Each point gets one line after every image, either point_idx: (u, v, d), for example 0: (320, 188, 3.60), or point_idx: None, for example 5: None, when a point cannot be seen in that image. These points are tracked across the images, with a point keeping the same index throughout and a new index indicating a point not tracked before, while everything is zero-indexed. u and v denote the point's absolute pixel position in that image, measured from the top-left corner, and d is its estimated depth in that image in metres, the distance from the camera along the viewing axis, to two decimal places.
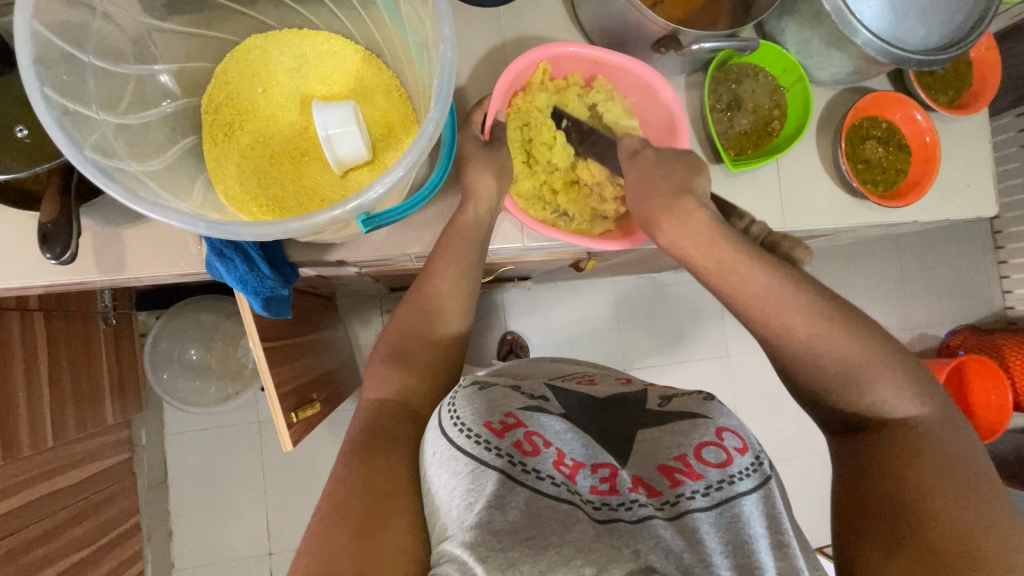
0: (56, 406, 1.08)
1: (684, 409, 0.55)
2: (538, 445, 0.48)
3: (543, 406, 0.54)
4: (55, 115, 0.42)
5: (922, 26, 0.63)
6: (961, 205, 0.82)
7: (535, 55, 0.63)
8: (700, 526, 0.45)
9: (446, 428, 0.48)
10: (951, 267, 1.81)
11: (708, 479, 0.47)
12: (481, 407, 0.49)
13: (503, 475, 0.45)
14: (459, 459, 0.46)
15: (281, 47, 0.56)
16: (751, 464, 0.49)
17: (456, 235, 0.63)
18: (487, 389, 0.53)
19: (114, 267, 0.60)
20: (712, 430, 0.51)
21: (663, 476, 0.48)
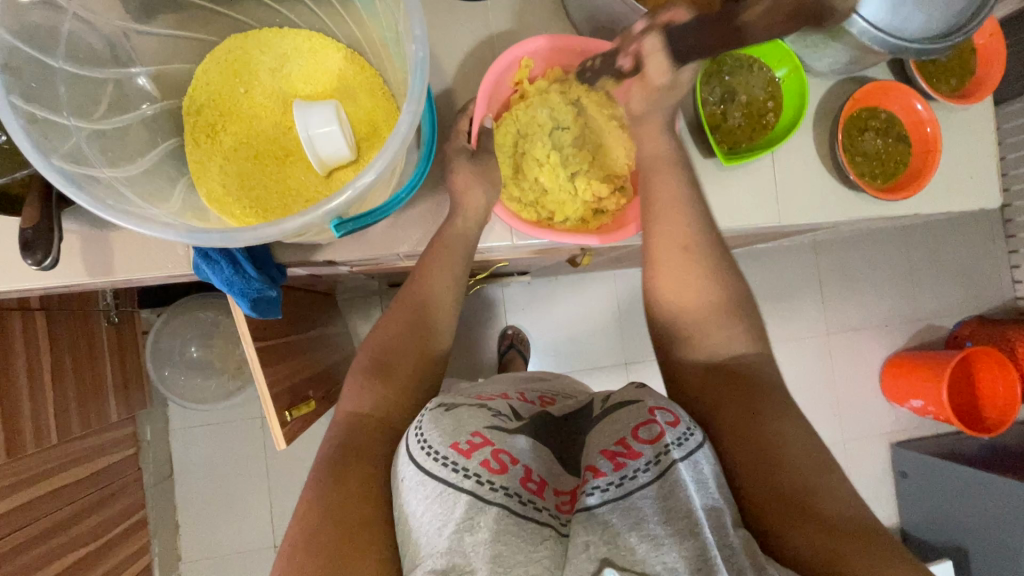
0: (60, 405, 1.09)
1: (623, 396, 0.56)
2: (505, 462, 0.47)
3: (509, 422, 0.52)
4: (22, 124, 0.41)
5: (920, 13, 0.61)
6: (964, 196, 0.80)
7: (513, 53, 0.62)
8: (642, 504, 0.46)
9: (413, 453, 0.48)
10: (959, 257, 1.78)
11: (646, 456, 0.48)
12: (447, 428, 0.48)
13: (472, 496, 0.45)
14: (428, 483, 0.46)
15: (262, 46, 0.55)
16: (688, 430, 0.50)
17: (443, 247, 0.63)
18: (453, 410, 0.51)
19: (102, 271, 0.60)
20: (647, 409, 0.51)
21: (606, 461, 0.48)
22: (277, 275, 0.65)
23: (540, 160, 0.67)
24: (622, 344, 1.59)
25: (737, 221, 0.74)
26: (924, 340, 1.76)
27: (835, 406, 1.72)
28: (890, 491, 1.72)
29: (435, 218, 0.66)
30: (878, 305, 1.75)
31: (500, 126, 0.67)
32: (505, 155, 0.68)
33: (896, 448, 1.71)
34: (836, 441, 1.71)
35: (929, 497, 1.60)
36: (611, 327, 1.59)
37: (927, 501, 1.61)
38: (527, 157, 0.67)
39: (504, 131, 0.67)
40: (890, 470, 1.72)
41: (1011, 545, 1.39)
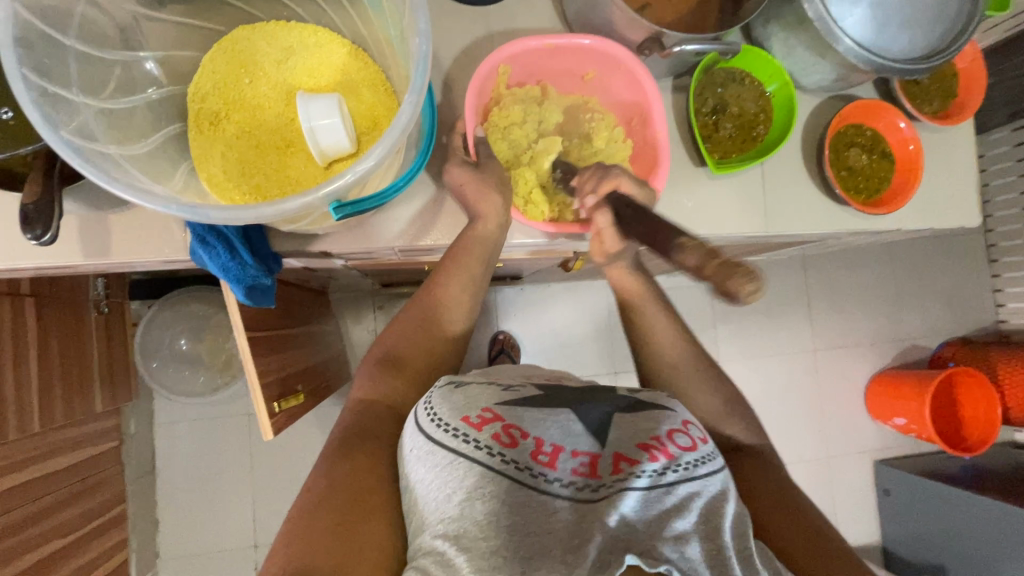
0: (45, 393, 1.08)
1: (652, 400, 0.58)
2: (516, 437, 0.48)
3: (518, 397, 0.53)
4: (32, 96, 0.42)
5: (904, 35, 0.64)
6: (946, 214, 0.83)
7: (492, 60, 0.64)
8: (667, 497, 0.47)
9: (422, 423, 0.49)
10: (944, 279, 1.82)
11: (679, 458, 0.50)
12: (458, 402, 0.50)
13: (484, 467, 0.45)
14: (438, 452, 0.47)
15: (268, 38, 0.56)
16: (712, 452, 0.52)
17: (468, 247, 0.65)
18: (463, 386, 0.53)
19: (99, 252, 0.61)
20: (679, 420, 0.54)
21: (639, 451, 0.50)
22: (273, 264, 0.66)
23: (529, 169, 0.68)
24: (611, 352, 1.60)
25: (724, 229, 0.76)
26: (908, 359, 1.79)
27: (820, 421, 1.74)
28: (873, 508, 1.73)
29: (445, 214, 0.68)
30: (864, 324, 1.78)
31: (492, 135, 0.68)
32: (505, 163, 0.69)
33: (879, 465, 1.73)
34: (821, 457, 1.73)
35: (910, 515, 1.62)
36: (602, 336, 1.60)
37: (909, 519, 1.63)
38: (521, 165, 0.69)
39: (495, 141, 0.68)
40: (873, 487, 1.74)
41: (987, 563, 1.41)
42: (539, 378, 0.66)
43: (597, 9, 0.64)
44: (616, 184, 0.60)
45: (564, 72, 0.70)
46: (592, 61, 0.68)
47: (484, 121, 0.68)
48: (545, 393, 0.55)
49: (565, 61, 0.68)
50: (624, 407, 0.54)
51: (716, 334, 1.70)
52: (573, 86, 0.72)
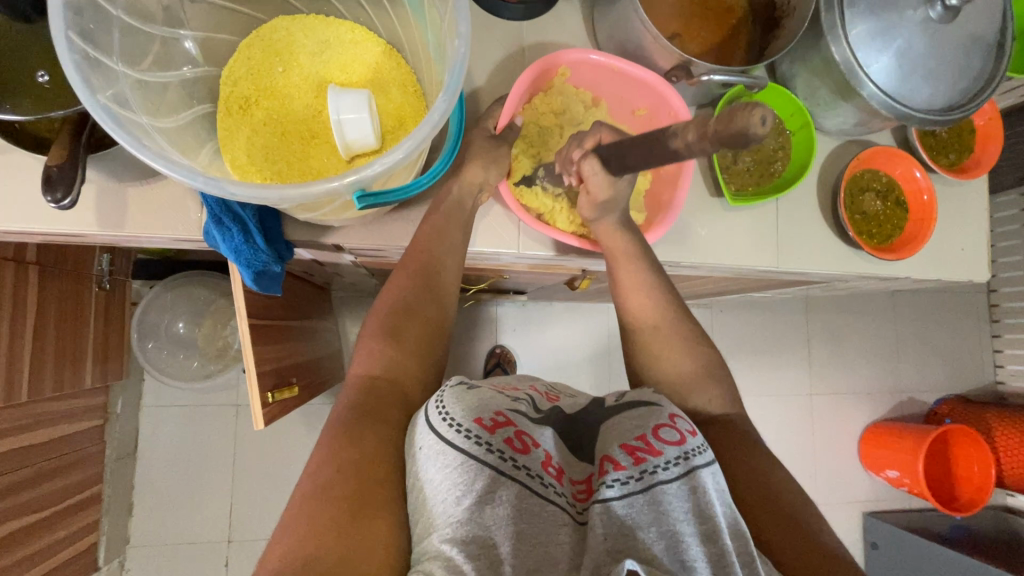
0: (36, 364, 1.07)
1: (643, 398, 0.59)
2: (528, 444, 0.48)
3: (526, 410, 0.53)
4: (75, 59, 0.43)
5: (927, 86, 0.65)
6: (955, 266, 0.83)
7: (554, 59, 0.66)
8: (664, 499, 0.47)
9: (433, 423, 0.47)
10: (946, 335, 1.82)
11: (666, 455, 0.50)
12: (471, 404, 0.49)
13: (496, 472, 0.45)
14: (449, 453, 0.45)
15: (305, 31, 0.57)
16: (702, 444, 0.53)
17: (449, 211, 0.65)
18: (474, 389, 0.52)
19: (113, 223, 0.61)
20: (664, 416, 0.55)
21: (626, 455, 0.50)
22: (284, 251, 0.66)
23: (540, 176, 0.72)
24: (607, 376, 1.59)
25: (734, 261, 0.76)
26: (904, 412, 1.78)
27: (811, 466, 1.72)
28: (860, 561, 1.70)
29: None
30: (862, 371, 1.77)
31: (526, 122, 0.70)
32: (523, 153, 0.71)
33: (869, 517, 1.70)
34: None
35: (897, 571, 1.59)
36: (599, 360, 1.60)
37: None
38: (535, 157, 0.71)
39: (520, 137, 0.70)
40: (861, 539, 1.71)
41: None
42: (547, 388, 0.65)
43: (628, 33, 0.66)
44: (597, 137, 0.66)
45: (619, 97, 0.73)
46: (648, 97, 0.70)
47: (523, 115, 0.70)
48: (548, 409, 0.57)
49: (626, 89, 0.71)
50: (607, 420, 0.57)
51: None
52: (621, 113, 0.74)
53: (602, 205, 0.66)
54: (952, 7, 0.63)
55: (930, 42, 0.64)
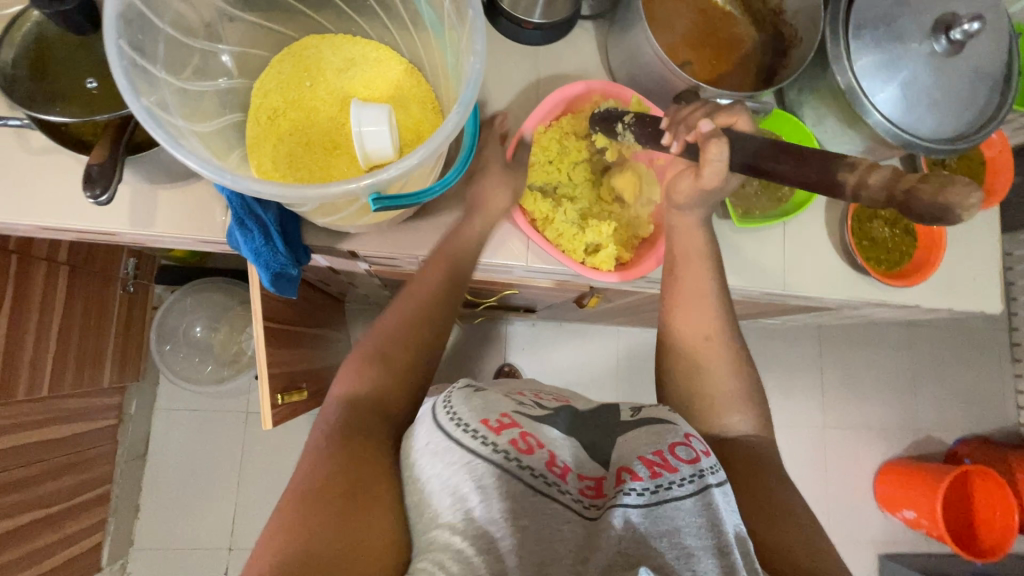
0: (58, 360, 1.11)
1: (652, 415, 0.58)
2: (532, 444, 0.48)
3: (532, 414, 0.54)
4: (124, 65, 0.46)
5: (932, 116, 0.67)
6: (966, 296, 0.83)
7: (590, 84, 0.69)
8: (676, 513, 0.47)
9: (441, 421, 0.49)
10: (966, 372, 1.78)
11: (682, 472, 0.50)
12: (478, 406, 0.50)
13: (502, 471, 0.45)
14: (454, 451, 0.46)
15: (333, 49, 0.61)
16: (715, 465, 0.51)
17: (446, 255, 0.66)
18: (481, 392, 0.54)
19: (143, 222, 0.64)
20: (682, 432, 0.54)
21: (643, 467, 0.50)
22: (302, 255, 0.68)
23: (548, 186, 0.72)
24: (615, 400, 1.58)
25: (741, 282, 0.77)
26: (922, 451, 1.73)
27: (824, 502, 1.67)
28: None
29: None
30: (878, 406, 1.73)
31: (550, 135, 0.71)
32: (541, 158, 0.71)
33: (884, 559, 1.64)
34: None
35: None
36: (608, 382, 1.59)
37: None
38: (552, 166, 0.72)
39: (540, 141, 0.70)
40: None
41: None
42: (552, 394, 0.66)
43: (639, 59, 0.69)
44: (733, 120, 0.59)
45: None
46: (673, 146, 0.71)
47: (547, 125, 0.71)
48: (554, 411, 0.57)
49: None
50: (624, 432, 0.56)
51: None
52: None
53: (697, 196, 0.65)
54: (957, 40, 0.64)
55: (935, 74, 0.66)
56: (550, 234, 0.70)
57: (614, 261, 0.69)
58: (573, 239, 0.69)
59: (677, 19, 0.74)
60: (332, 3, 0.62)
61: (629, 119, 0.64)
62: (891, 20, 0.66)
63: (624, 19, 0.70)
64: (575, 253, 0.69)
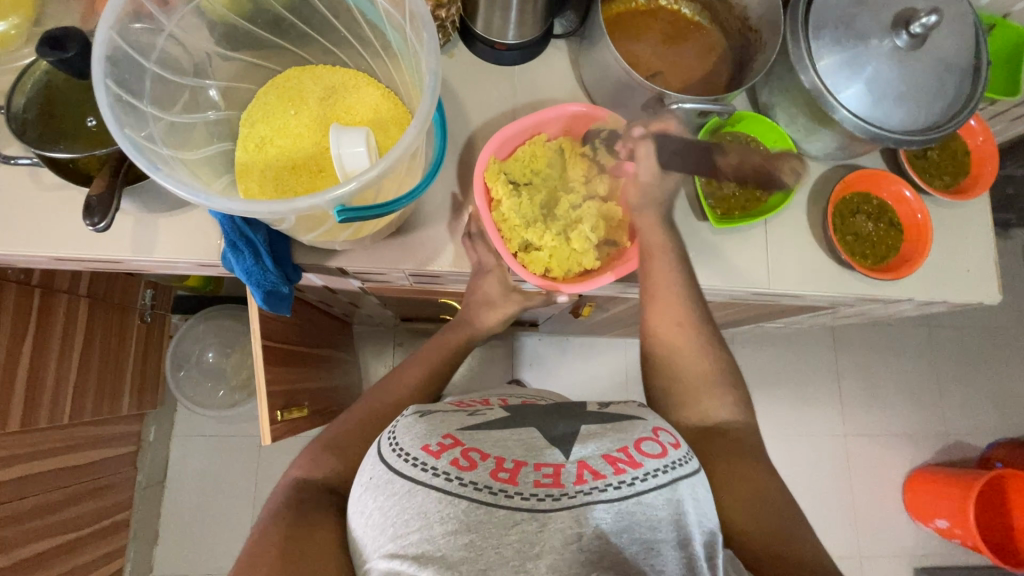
0: (79, 388, 1.17)
1: (621, 411, 0.60)
2: (474, 460, 0.51)
3: (481, 424, 0.57)
4: (110, 100, 0.51)
5: (900, 109, 0.68)
6: (961, 287, 0.82)
7: (601, 113, 0.71)
8: (639, 508, 0.50)
9: (384, 454, 0.53)
10: (992, 372, 1.72)
11: (646, 467, 0.52)
12: (421, 431, 0.54)
13: (442, 493, 0.49)
14: (395, 481, 0.50)
15: (315, 79, 0.66)
16: (683, 456, 0.54)
17: (433, 350, 0.81)
18: (427, 415, 0.57)
19: (145, 249, 0.68)
20: (649, 428, 0.56)
21: (606, 464, 0.52)
22: (292, 274, 0.72)
23: (520, 178, 0.73)
24: None
25: (728, 282, 0.78)
26: (952, 456, 1.66)
27: (850, 513, 1.61)
28: None
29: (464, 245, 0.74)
30: (900, 410, 1.68)
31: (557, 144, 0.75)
32: (534, 153, 0.73)
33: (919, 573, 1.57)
34: (852, 555, 1.59)
35: None
36: (617, 396, 1.58)
37: None
38: (539, 163, 0.73)
39: (532, 144, 0.73)
40: None
41: None
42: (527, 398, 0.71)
43: (607, 72, 0.72)
44: (664, 126, 0.69)
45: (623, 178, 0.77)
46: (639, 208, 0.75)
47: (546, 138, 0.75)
48: (507, 415, 0.59)
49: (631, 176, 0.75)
50: (591, 420, 0.58)
51: None
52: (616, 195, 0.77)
53: (647, 194, 0.73)
54: (917, 34, 0.65)
55: (899, 68, 0.67)
56: (497, 218, 0.70)
57: (545, 267, 0.70)
58: (513, 229, 0.70)
59: (645, 32, 0.77)
60: (311, 38, 0.66)
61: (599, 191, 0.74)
62: (849, 19, 0.68)
63: (590, 35, 0.73)
64: (512, 244, 0.70)
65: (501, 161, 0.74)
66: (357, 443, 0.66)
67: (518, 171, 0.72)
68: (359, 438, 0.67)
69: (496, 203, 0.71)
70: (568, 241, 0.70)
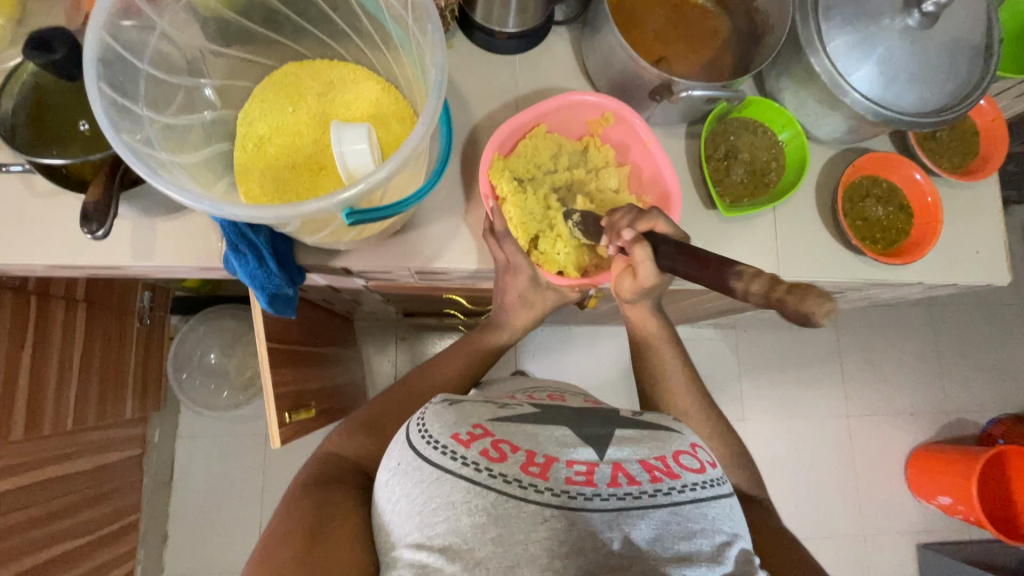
0: (81, 394, 1.15)
1: (657, 421, 0.59)
2: (505, 452, 0.51)
3: (512, 416, 0.56)
4: (104, 105, 0.49)
5: (912, 90, 0.66)
6: (970, 270, 0.81)
7: (605, 101, 0.69)
8: (673, 517, 0.49)
9: (414, 440, 0.52)
10: (992, 349, 1.73)
11: (684, 479, 0.52)
12: (450, 420, 0.53)
13: (471, 483, 0.48)
14: (424, 468, 0.50)
15: (313, 74, 0.64)
16: (720, 477, 0.54)
17: (466, 345, 0.80)
18: (457, 404, 0.56)
19: (144, 254, 0.67)
20: (687, 442, 0.56)
21: (643, 471, 0.51)
22: (296, 275, 0.70)
23: (524, 174, 0.72)
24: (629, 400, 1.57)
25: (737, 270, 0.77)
26: (953, 434, 1.67)
27: (854, 493, 1.63)
28: None
29: (470, 241, 0.72)
30: (902, 389, 1.69)
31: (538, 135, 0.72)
32: (528, 147, 0.72)
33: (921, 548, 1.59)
34: (856, 533, 1.61)
35: None
36: (621, 384, 1.58)
37: None
38: (534, 156, 0.72)
39: (533, 138, 0.72)
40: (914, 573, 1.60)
41: None
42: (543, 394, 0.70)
43: (612, 61, 0.70)
44: (655, 225, 0.59)
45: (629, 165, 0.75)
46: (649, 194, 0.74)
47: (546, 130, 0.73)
48: (539, 410, 0.58)
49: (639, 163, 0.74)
50: (626, 424, 0.57)
51: (741, 388, 1.65)
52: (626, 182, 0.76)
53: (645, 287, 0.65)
54: (930, 13, 0.63)
55: (911, 48, 0.65)
56: (505, 215, 0.69)
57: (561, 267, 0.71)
58: (524, 226, 0.70)
59: (649, 16, 0.75)
60: (307, 32, 0.64)
61: (576, 218, 0.66)
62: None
63: (594, 21, 0.71)
64: (523, 241, 0.71)
65: (504, 156, 0.72)
66: (369, 444, 0.65)
67: (517, 165, 0.71)
68: (369, 440, 0.66)
69: (502, 201, 0.70)
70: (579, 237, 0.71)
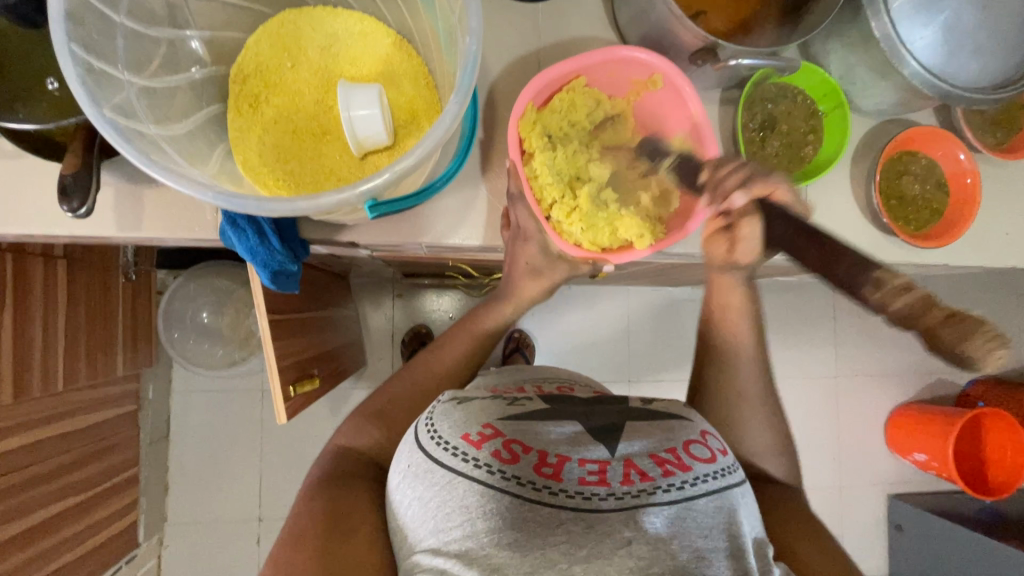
0: (70, 354, 1.11)
1: (671, 410, 0.59)
2: (516, 453, 0.49)
3: (526, 413, 0.55)
4: (79, 72, 0.43)
5: (976, 62, 0.60)
6: (997, 252, 0.79)
7: (656, 61, 0.62)
8: (690, 514, 0.48)
9: (423, 440, 0.51)
10: (981, 314, 1.75)
11: (696, 471, 0.50)
12: (459, 419, 0.52)
13: (485, 486, 0.47)
14: (436, 472, 0.48)
15: (313, 24, 0.56)
16: (732, 464, 0.53)
17: (467, 331, 0.76)
18: (466, 402, 0.55)
19: (131, 225, 0.61)
20: (698, 431, 0.55)
21: (654, 465, 0.50)
22: (300, 251, 0.65)
23: (556, 133, 0.65)
24: (626, 360, 1.58)
25: None
26: (933, 394, 1.73)
27: (836, 449, 1.70)
28: (882, 543, 1.70)
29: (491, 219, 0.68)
30: (892, 352, 1.72)
31: (576, 91, 0.65)
32: (562, 101, 0.65)
33: (893, 500, 1.69)
34: (835, 486, 1.69)
35: (921, 554, 1.58)
36: (619, 344, 1.58)
37: (920, 557, 1.58)
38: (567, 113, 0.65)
39: (571, 91, 0.65)
40: (884, 521, 1.71)
41: None
42: (560, 385, 0.68)
43: (650, 15, 0.62)
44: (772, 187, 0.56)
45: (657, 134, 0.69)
46: None
47: (585, 84, 0.66)
48: (548, 406, 0.57)
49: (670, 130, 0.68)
50: (638, 416, 0.56)
51: None
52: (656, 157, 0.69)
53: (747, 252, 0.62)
54: None
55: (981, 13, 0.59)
56: (527, 173, 0.63)
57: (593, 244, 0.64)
58: (546, 188, 0.63)
59: None
60: None
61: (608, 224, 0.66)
62: None
63: None
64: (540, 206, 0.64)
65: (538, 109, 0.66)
66: (382, 429, 0.63)
67: (548, 121, 0.65)
68: (383, 421, 0.64)
69: (528, 157, 0.64)
70: (607, 211, 0.64)
